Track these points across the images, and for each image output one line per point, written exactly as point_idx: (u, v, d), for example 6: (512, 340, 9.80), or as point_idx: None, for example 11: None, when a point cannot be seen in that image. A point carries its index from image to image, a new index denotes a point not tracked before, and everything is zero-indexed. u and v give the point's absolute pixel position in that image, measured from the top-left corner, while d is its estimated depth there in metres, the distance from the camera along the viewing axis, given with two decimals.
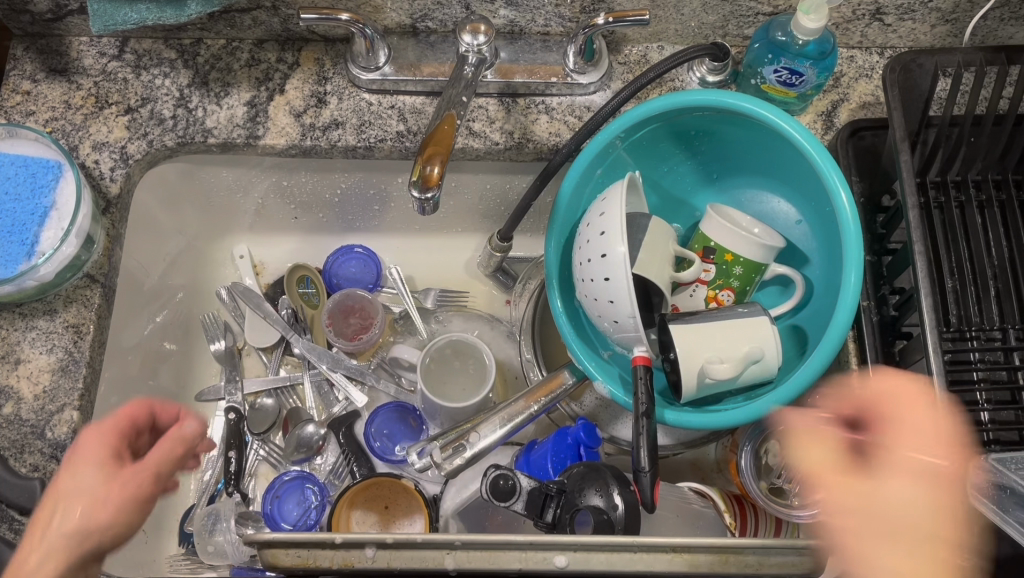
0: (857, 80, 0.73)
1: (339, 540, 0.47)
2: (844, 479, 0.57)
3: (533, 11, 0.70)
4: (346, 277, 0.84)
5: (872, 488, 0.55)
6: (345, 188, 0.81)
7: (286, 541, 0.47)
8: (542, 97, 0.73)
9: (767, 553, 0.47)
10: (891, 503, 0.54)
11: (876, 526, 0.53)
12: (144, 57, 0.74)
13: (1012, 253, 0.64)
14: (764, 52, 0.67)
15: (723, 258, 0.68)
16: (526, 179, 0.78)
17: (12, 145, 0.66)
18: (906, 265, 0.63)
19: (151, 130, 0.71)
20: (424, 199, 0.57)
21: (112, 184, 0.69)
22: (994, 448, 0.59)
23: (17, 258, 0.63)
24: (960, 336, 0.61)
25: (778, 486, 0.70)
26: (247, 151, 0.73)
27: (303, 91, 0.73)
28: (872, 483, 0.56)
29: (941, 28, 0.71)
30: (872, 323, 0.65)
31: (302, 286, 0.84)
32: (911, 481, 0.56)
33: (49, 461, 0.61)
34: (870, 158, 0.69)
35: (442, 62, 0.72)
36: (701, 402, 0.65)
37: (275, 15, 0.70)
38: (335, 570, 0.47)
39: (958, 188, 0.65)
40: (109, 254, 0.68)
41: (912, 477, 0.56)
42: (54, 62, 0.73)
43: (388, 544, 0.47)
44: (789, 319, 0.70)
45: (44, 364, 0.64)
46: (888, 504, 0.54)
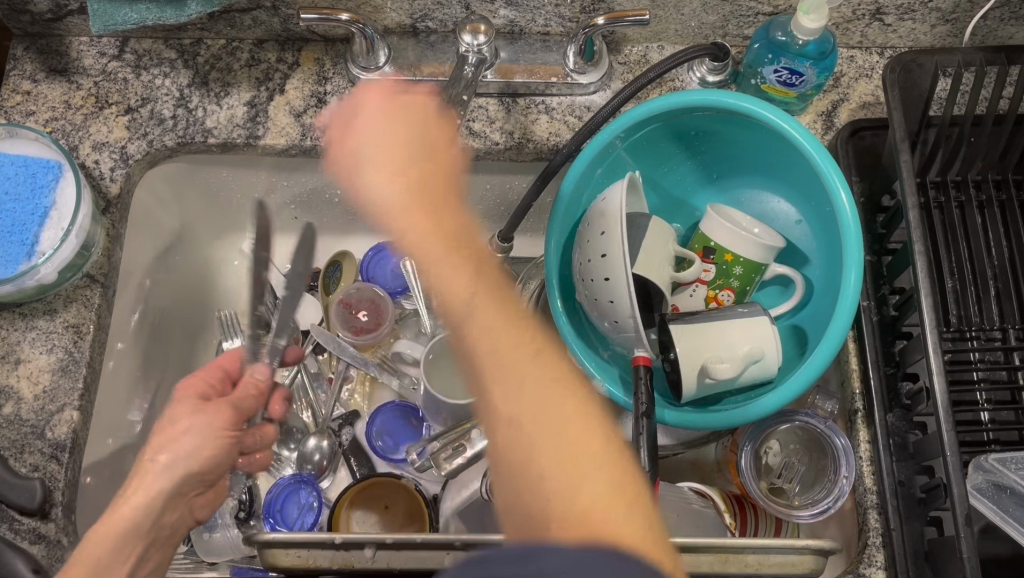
0: (857, 80, 0.73)
1: (339, 540, 0.51)
2: (574, 476, 0.40)
3: (533, 11, 0.70)
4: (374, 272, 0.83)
5: (564, 395, 0.43)
6: (347, 187, 0.81)
7: (286, 542, 0.51)
8: (542, 97, 0.73)
9: (767, 553, 0.48)
10: (551, 416, 0.42)
11: (593, 440, 0.42)
12: (144, 57, 0.74)
13: (1013, 253, 0.64)
14: (764, 52, 0.67)
15: (723, 258, 0.69)
16: (526, 179, 0.78)
17: (12, 145, 0.67)
18: (905, 264, 0.63)
19: (151, 130, 0.71)
20: None
21: (113, 184, 0.69)
22: (994, 448, 0.59)
23: (17, 259, 0.63)
24: (960, 336, 0.61)
25: (778, 487, 0.70)
26: (247, 151, 0.73)
27: (303, 91, 0.73)
28: (573, 464, 0.40)
29: (941, 28, 0.71)
30: (872, 323, 0.65)
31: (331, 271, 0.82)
32: (556, 387, 0.43)
33: (49, 461, 0.61)
34: (869, 159, 0.69)
35: (442, 62, 0.72)
36: (701, 402, 0.65)
37: (275, 15, 0.71)
38: (335, 569, 0.51)
39: (958, 188, 0.66)
40: (109, 254, 0.68)
41: (576, 461, 0.40)
42: (54, 62, 0.73)
43: (388, 544, 0.51)
44: (789, 319, 0.70)
45: (44, 364, 0.64)
46: (599, 483, 0.40)
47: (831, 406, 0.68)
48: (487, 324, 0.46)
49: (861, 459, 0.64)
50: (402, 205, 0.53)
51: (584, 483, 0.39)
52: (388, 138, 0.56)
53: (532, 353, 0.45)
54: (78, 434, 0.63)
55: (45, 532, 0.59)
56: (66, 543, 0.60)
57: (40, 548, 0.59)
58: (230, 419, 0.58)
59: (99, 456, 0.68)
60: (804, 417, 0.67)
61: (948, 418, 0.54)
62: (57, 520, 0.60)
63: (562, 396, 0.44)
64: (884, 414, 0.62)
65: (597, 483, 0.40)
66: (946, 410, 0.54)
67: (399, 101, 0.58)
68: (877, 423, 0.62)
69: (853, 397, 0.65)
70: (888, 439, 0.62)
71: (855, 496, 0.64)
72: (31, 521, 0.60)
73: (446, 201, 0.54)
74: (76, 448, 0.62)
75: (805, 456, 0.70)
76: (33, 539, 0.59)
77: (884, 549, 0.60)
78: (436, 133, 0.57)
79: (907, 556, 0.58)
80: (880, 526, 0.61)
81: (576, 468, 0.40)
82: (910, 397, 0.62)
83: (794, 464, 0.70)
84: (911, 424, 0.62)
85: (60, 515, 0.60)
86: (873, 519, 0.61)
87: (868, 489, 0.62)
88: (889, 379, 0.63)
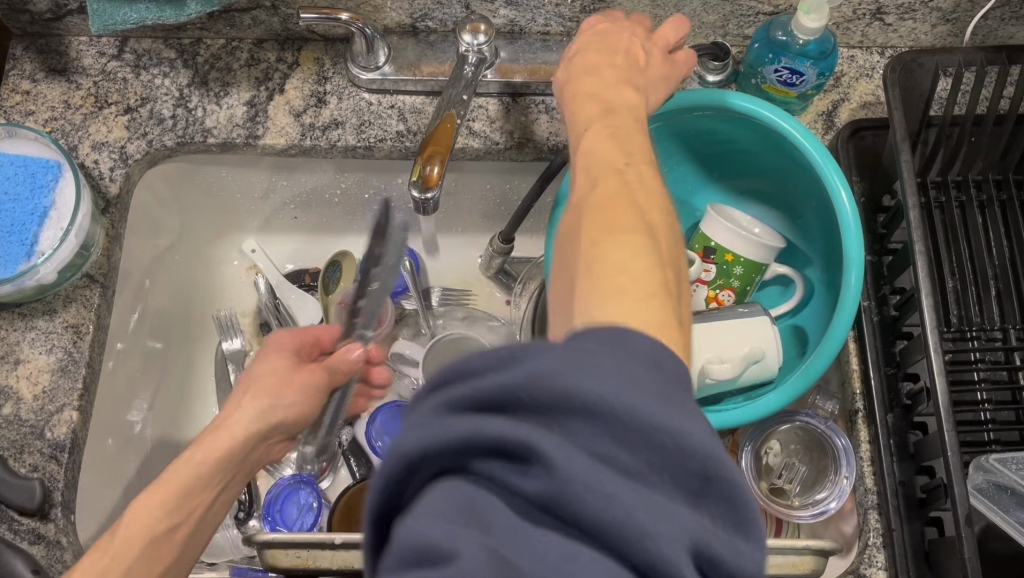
0: (858, 80, 0.73)
1: (339, 540, 0.50)
2: (617, 309, 0.35)
3: (533, 11, 0.70)
4: None
5: (630, 213, 0.40)
6: (347, 187, 0.80)
7: (286, 542, 0.51)
8: (542, 97, 0.73)
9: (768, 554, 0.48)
10: (615, 218, 0.40)
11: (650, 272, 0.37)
12: (143, 57, 0.74)
13: (1013, 253, 0.64)
14: (764, 52, 0.67)
15: (723, 258, 0.69)
16: (527, 179, 0.78)
17: (12, 145, 0.66)
18: (905, 264, 0.63)
19: (151, 130, 0.71)
20: (425, 199, 0.57)
21: (112, 184, 0.69)
22: (995, 448, 0.59)
23: (17, 259, 0.63)
24: (960, 336, 0.61)
25: (778, 487, 0.69)
26: (246, 150, 0.73)
27: (303, 91, 0.73)
28: (617, 287, 0.36)
29: (942, 28, 0.71)
30: (872, 323, 0.65)
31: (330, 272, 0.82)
32: (635, 221, 0.40)
33: (49, 461, 0.61)
34: (869, 159, 0.69)
35: (442, 62, 0.72)
36: (702, 401, 0.65)
37: (275, 15, 0.70)
38: (335, 570, 0.51)
39: (958, 188, 0.65)
40: (109, 254, 0.68)
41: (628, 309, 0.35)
42: (53, 62, 0.73)
43: None
44: (789, 319, 0.71)
45: (44, 364, 0.64)
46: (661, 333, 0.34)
47: (831, 406, 0.68)
48: (588, 148, 0.45)
49: (861, 459, 0.63)
50: (597, 66, 0.50)
51: (613, 273, 0.37)
52: (596, 37, 0.52)
53: (618, 172, 0.43)
54: (78, 434, 0.63)
55: (45, 532, 0.59)
56: (66, 543, 0.59)
57: (40, 548, 0.59)
58: (321, 380, 0.65)
59: (99, 456, 0.68)
60: (805, 417, 0.67)
61: (948, 418, 0.54)
62: (57, 520, 0.60)
63: (642, 212, 0.40)
64: (884, 414, 0.62)
65: (631, 267, 0.37)
66: (946, 409, 0.54)
67: (608, 26, 0.53)
68: (878, 423, 0.62)
69: (853, 397, 0.65)
70: (888, 439, 0.62)
71: (855, 496, 0.63)
72: (31, 521, 0.59)
73: (630, 78, 0.50)
74: (76, 448, 0.62)
75: (805, 456, 0.69)
76: (33, 539, 0.59)
77: (885, 549, 0.60)
78: (645, 56, 0.52)
79: (907, 556, 0.58)
80: (880, 526, 0.61)
81: (623, 283, 0.36)
82: (911, 398, 0.61)
83: (794, 464, 0.70)
84: (912, 424, 0.62)
85: (60, 515, 0.60)
86: (874, 519, 0.61)
87: (868, 489, 0.62)
88: (889, 379, 0.63)
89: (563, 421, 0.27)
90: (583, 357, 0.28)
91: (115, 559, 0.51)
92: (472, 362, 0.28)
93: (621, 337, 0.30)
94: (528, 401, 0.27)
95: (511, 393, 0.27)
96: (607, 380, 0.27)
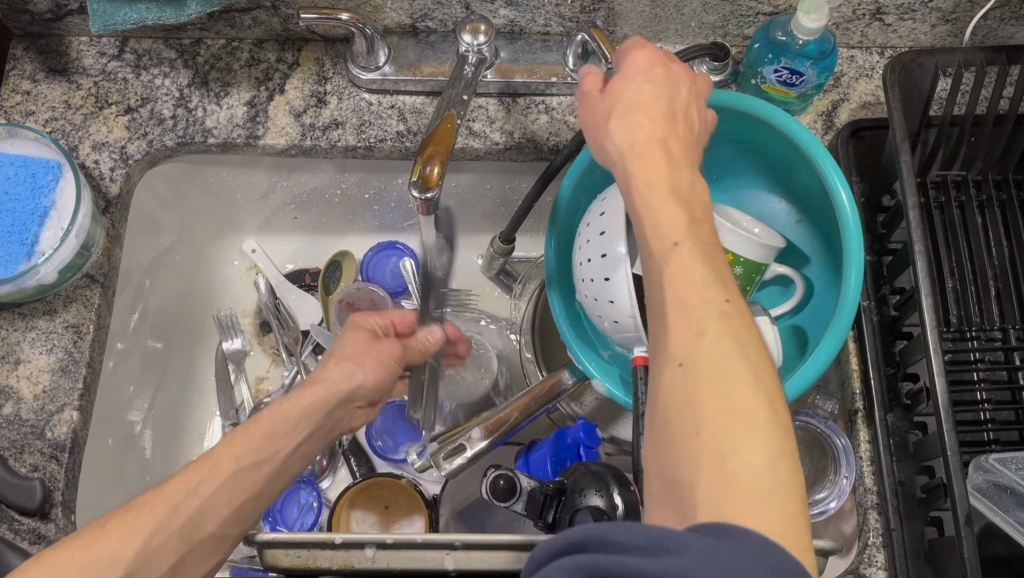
0: (857, 80, 0.73)
1: (339, 540, 0.51)
2: (753, 512, 0.34)
3: (533, 11, 0.70)
4: (374, 274, 0.83)
5: (718, 327, 0.40)
6: (347, 187, 0.81)
7: (286, 542, 0.51)
8: (542, 97, 0.73)
9: None
10: (730, 388, 0.38)
11: (751, 397, 0.37)
12: (144, 57, 0.74)
13: (1013, 253, 0.64)
14: (764, 52, 0.67)
15: (723, 257, 0.68)
16: (527, 179, 0.78)
17: (12, 145, 0.66)
18: (905, 264, 0.63)
19: (151, 130, 0.71)
20: (425, 199, 0.57)
21: (112, 184, 0.69)
22: (995, 448, 0.59)
23: (17, 259, 0.63)
24: (960, 336, 0.61)
25: None
26: (246, 150, 0.73)
27: (303, 91, 0.73)
28: (750, 484, 0.35)
29: (941, 28, 0.71)
30: (872, 323, 0.65)
31: (330, 271, 0.83)
32: (739, 361, 0.39)
33: (49, 461, 0.61)
34: (869, 158, 0.69)
35: (442, 62, 0.72)
36: None
37: (275, 15, 0.70)
38: (335, 569, 0.51)
39: (958, 188, 0.66)
40: (109, 254, 0.68)
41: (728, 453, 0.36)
42: (54, 62, 0.73)
43: (388, 544, 0.51)
44: (789, 320, 0.70)
45: (44, 364, 0.64)
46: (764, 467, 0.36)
47: (831, 406, 0.68)
48: (678, 267, 0.42)
49: (861, 459, 0.63)
50: (661, 138, 0.47)
51: (744, 467, 0.36)
52: (652, 99, 0.49)
53: (718, 311, 0.40)
54: (78, 434, 0.63)
55: (45, 532, 0.59)
56: None
57: (41, 548, 0.59)
58: (398, 353, 0.67)
59: (100, 456, 0.68)
60: (804, 417, 0.67)
61: (948, 418, 0.54)
62: (57, 520, 0.60)
63: (752, 366, 0.39)
64: (884, 413, 0.62)
65: (764, 457, 0.36)
66: (946, 409, 0.54)
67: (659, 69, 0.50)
68: (878, 423, 0.62)
69: (853, 397, 0.65)
70: (888, 439, 0.62)
71: (855, 495, 0.63)
72: (32, 521, 0.59)
73: (693, 165, 0.47)
74: (76, 447, 0.62)
75: (806, 457, 0.69)
76: (32, 539, 0.59)
77: (885, 549, 0.60)
78: (695, 120, 0.50)
79: (907, 556, 0.58)
80: (880, 526, 0.61)
81: (726, 421, 0.37)
82: (910, 397, 0.61)
83: None
84: (911, 424, 0.62)
85: (61, 514, 0.60)
86: (873, 519, 0.61)
87: (868, 489, 0.62)
88: (889, 379, 0.63)
89: None
90: (722, 560, 0.31)
91: (168, 519, 0.48)
92: (616, 537, 0.32)
93: (761, 549, 0.32)
94: None
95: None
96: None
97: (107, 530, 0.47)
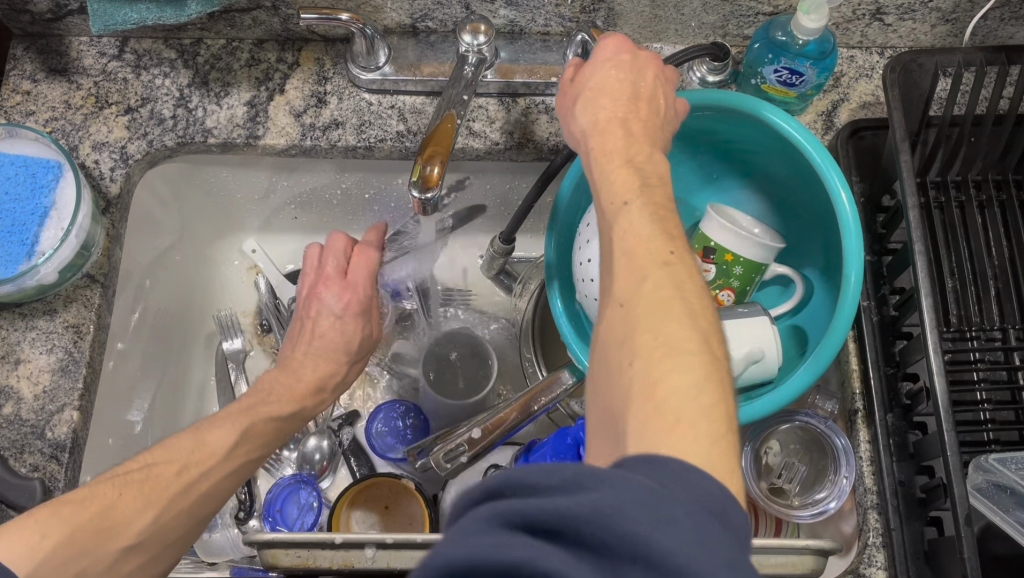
0: (857, 80, 0.73)
1: (338, 540, 0.50)
2: (676, 440, 0.35)
3: (533, 11, 0.70)
4: None
5: (659, 278, 0.41)
6: (347, 187, 0.81)
7: (286, 542, 0.51)
8: (542, 97, 0.73)
9: (768, 555, 0.48)
10: (666, 328, 0.39)
11: (684, 342, 0.38)
12: (144, 57, 0.74)
13: (1013, 253, 0.64)
14: (764, 52, 0.67)
15: (723, 258, 0.68)
16: (527, 179, 0.78)
17: (12, 145, 0.66)
18: (905, 264, 0.63)
19: (151, 130, 0.71)
20: (424, 199, 0.57)
21: (113, 184, 0.69)
22: (994, 448, 0.59)
23: (17, 259, 0.63)
24: (960, 336, 0.61)
25: (778, 487, 0.69)
26: (246, 150, 0.73)
27: (303, 91, 0.73)
28: (677, 416, 0.36)
29: (942, 28, 0.71)
30: (872, 323, 0.65)
31: None
32: (680, 312, 0.39)
33: (49, 461, 0.61)
34: (869, 158, 0.70)
35: (442, 62, 0.72)
36: None
37: (275, 15, 0.71)
38: (335, 569, 0.51)
39: (958, 188, 0.66)
40: (109, 254, 0.68)
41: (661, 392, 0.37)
42: (54, 62, 0.73)
43: (387, 545, 0.51)
44: (789, 320, 0.71)
45: (44, 364, 0.64)
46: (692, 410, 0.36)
47: (831, 406, 0.68)
48: (626, 224, 0.43)
49: (861, 459, 0.63)
50: (621, 116, 0.49)
51: (673, 398, 0.37)
52: (616, 81, 0.50)
53: (662, 262, 0.41)
54: (78, 434, 0.63)
55: None
56: None
57: None
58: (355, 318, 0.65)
59: (100, 457, 0.68)
60: (804, 417, 0.68)
61: (948, 418, 0.54)
62: None
63: (691, 311, 0.40)
64: (884, 414, 0.62)
65: (694, 389, 0.37)
66: (946, 410, 0.54)
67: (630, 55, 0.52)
68: (878, 423, 0.62)
69: (853, 397, 0.65)
70: (888, 439, 0.62)
71: (855, 495, 0.64)
72: None
73: (654, 141, 0.49)
74: (76, 447, 0.62)
75: (805, 456, 0.69)
76: None
77: (884, 549, 0.60)
78: (662, 102, 0.51)
79: (907, 556, 0.58)
80: (880, 526, 0.61)
81: (661, 364, 0.38)
82: (910, 397, 0.61)
83: (794, 464, 0.69)
84: (911, 424, 0.62)
85: None
86: (873, 519, 0.61)
87: (868, 489, 0.62)
88: (889, 379, 0.63)
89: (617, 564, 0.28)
90: (645, 494, 0.29)
91: (177, 499, 0.53)
92: (538, 480, 0.30)
93: (682, 475, 0.31)
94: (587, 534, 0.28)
95: (572, 522, 0.28)
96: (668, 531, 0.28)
97: (124, 494, 0.51)
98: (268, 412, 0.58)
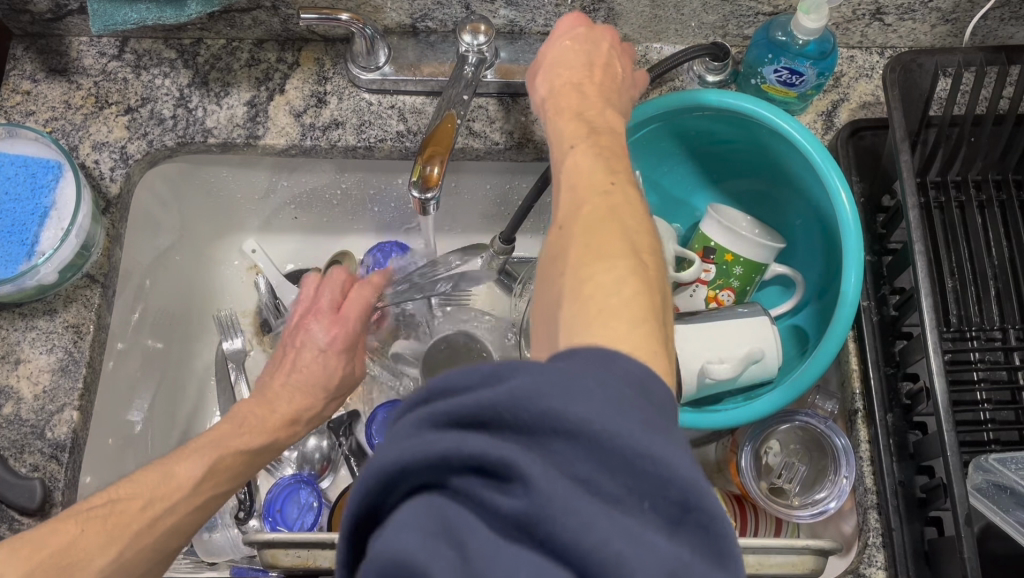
0: (857, 80, 0.73)
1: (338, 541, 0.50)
2: (602, 328, 0.36)
3: (533, 11, 0.70)
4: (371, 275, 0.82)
5: (598, 202, 0.42)
6: (347, 187, 0.81)
7: (286, 542, 0.51)
8: None
9: (768, 554, 0.49)
10: (599, 239, 0.40)
11: (615, 248, 0.39)
12: (144, 57, 0.74)
13: (1013, 253, 0.64)
14: (764, 52, 0.67)
15: (723, 258, 0.69)
16: (527, 179, 0.78)
17: (12, 144, 0.66)
18: (905, 265, 0.63)
19: (151, 130, 0.71)
20: (424, 199, 0.57)
21: (113, 184, 0.69)
22: (994, 448, 0.59)
23: (17, 259, 0.63)
24: (960, 336, 0.61)
25: (778, 486, 0.69)
26: (246, 151, 0.73)
27: (303, 91, 0.73)
28: (602, 306, 0.37)
29: (941, 28, 0.71)
30: (872, 323, 0.65)
31: None
32: (614, 228, 0.40)
33: (49, 461, 0.61)
34: (870, 159, 0.69)
35: (442, 62, 0.72)
36: (701, 402, 0.65)
37: (275, 15, 0.71)
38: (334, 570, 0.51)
39: (957, 188, 0.66)
40: (109, 254, 0.68)
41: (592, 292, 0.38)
42: (54, 62, 0.73)
43: None
44: (789, 320, 0.71)
45: (44, 364, 0.64)
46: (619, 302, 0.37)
47: (831, 406, 0.68)
48: (571, 165, 0.45)
49: (861, 459, 0.64)
50: (575, 82, 0.51)
51: (599, 293, 0.38)
52: (572, 53, 0.52)
53: (601, 190, 0.43)
54: (78, 434, 0.63)
55: None
56: None
57: None
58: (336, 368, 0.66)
59: (99, 458, 0.68)
60: (805, 417, 0.67)
61: (948, 418, 0.54)
62: None
63: (625, 225, 0.41)
64: (884, 413, 0.62)
65: (618, 285, 0.38)
66: (946, 410, 0.54)
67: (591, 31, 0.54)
68: (878, 423, 0.62)
69: (853, 397, 0.65)
70: (888, 439, 0.62)
71: (855, 495, 0.64)
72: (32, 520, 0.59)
73: (609, 102, 0.51)
74: (76, 447, 0.62)
75: (805, 456, 0.69)
76: None
77: (884, 549, 0.60)
78: (619, 70, 0.54)
79: (907, 556, 0.58)
80: (880, 526, 0.61)
81: (593, 267, 0.39)
82: (910, 397, 0.61)
83: (794, 464, 0.69)
84: (911, 424, 0.62)
85: None
86: (874, 519, 0.61)
87: (868, 489, 0.62)
88: (889, 379, 0.63)
89: (543, 441, 0.27)
90: (559, 377, 0.29)
91: (139, 536, 0.52)
92: (458, 382, 0.29)
93: (604, 356, 0.31)
94: (510, 418, 0.28)
95: (491, 406, 0.28)
96: (585, 404, 0.28)
97: (87, 529, 0.50)
98: (238, 444, 0.59)
